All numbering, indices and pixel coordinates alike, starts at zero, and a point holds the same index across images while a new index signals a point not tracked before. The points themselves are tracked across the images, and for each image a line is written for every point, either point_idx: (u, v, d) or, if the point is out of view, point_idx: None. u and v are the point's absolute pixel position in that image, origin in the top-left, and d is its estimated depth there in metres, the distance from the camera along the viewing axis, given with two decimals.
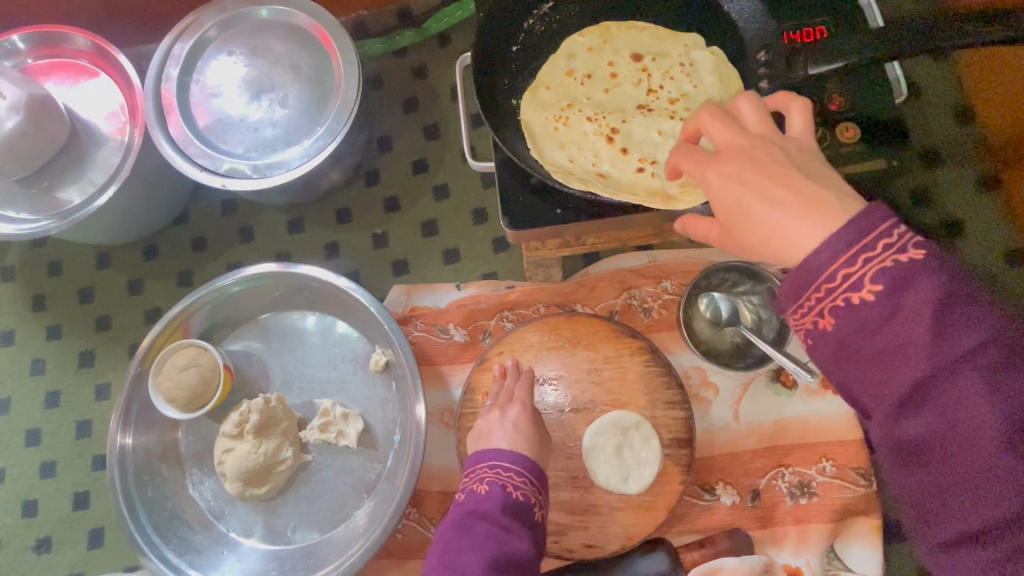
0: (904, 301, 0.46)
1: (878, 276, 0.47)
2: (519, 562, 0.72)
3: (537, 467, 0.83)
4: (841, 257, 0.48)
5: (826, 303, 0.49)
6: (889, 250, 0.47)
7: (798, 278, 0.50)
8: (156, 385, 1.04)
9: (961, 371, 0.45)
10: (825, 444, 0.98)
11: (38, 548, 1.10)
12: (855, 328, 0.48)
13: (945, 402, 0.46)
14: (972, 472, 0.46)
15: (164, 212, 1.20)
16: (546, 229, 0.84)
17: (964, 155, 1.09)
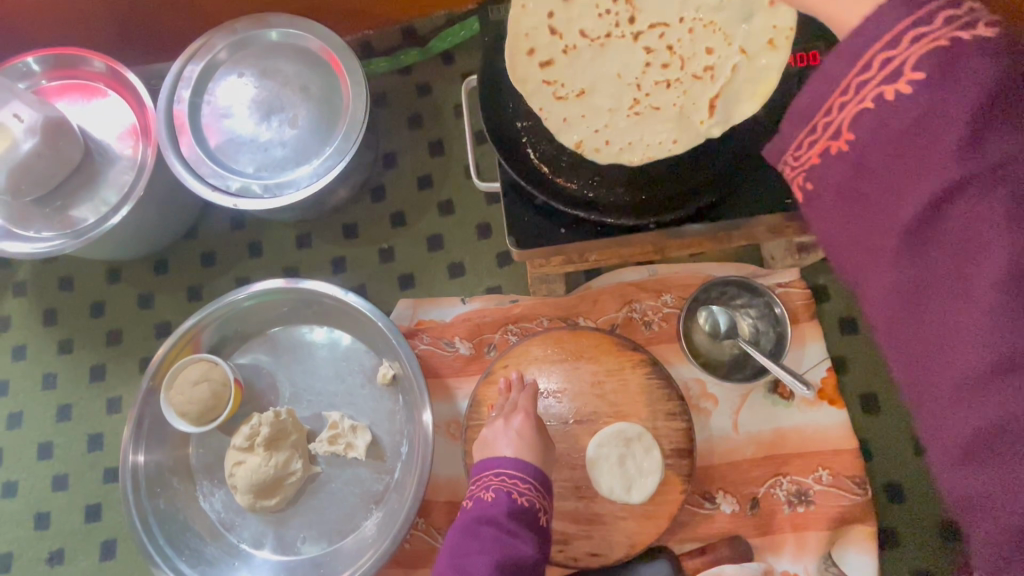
0: (931, 93, 0.41)
1: (914, 63, 0.41)
2: (525, 566, 0.76)
3: (542, 474, 0.84)
4: (877, 44, 0.42)
5: (846, 108, 0.45)
6: (944, 30, 0.40)
7: (821, 89, 0.46)
8: (168, 399, 1.06)
9: (987, 194, 0.39)
10: (821, 453, 1.01)
11: (51, 560, 1.12)
12: (876, 120, 0.44)
13: (960, 232, 0.40)
14: (981, 331, 0.40)
15: (174, 228, 1.22)
16: (550, 248, 0.87)
17: None
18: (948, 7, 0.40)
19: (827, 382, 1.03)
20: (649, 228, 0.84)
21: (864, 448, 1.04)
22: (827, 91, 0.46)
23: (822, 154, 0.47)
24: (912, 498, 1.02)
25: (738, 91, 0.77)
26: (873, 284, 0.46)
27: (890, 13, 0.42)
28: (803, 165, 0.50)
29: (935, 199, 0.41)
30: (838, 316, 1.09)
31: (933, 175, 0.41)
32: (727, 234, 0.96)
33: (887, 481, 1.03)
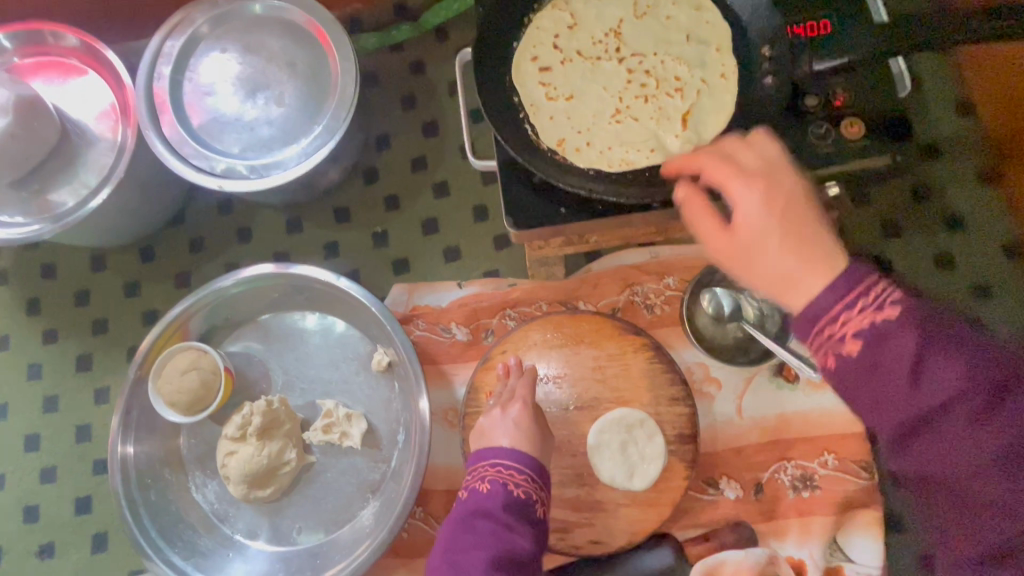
0: (885, 350, 0.49)
1: (856, 331, 0.50)
2: (523, 560, 0.73)
3: (540, 465, 0.82)
4: (840, 297, 0.51)
5: (820, 342, 0.52)
6: (878, 296, 0.50)
7: (805, 317, 0.53)
8: (156, 389, 1.03)
9: (957, 423, 0.47)
10: (826, 437, 0.99)
11: (41, 554, 1.09)
12: (847, 380, 0.51)
13: (944, 449, 0.48)
14: (962, 471, 0.48)
15: (160, 213, 1.18)
16: (549, 228, 0.82)
17: (965, 147, 1.08)
18: (873, 294, 0.50)
19: None
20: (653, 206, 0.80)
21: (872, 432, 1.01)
22: (808, 323, 0.53)
23: (828, 357, 0.52)
24: None
25: (705, 111, 0.83)
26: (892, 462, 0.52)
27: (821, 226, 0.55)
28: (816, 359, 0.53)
29: (907, 375, 0.48)
30: None
31: (901, 367, 0.48)
32: None
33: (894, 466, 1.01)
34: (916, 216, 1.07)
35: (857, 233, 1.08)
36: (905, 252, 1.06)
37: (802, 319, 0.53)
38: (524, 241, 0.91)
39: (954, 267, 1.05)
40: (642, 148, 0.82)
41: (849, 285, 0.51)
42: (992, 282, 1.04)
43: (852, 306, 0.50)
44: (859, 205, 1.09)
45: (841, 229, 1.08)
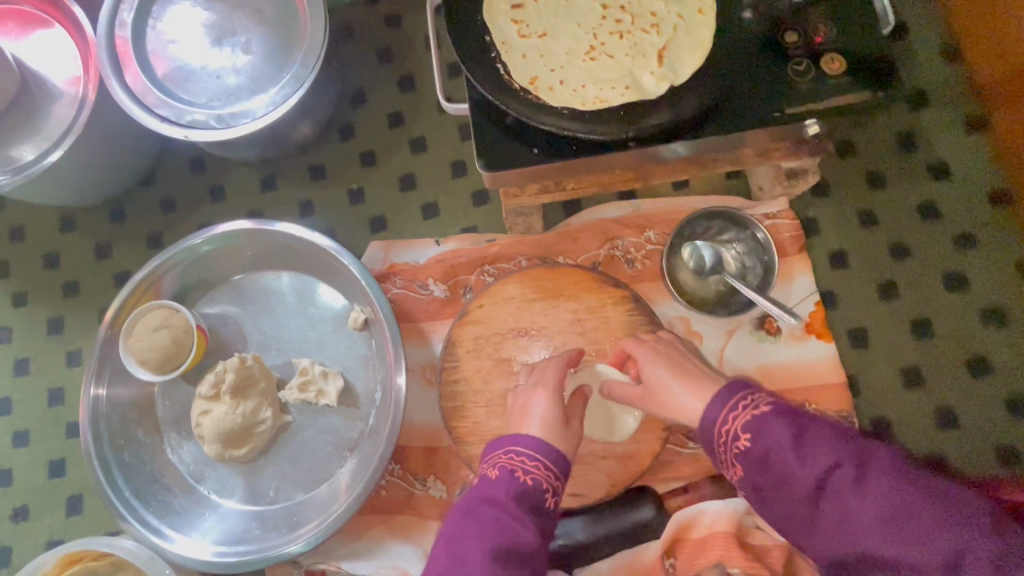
0: (770, 441, 0.67)
1: (746, 426, 0.69)
2: (526, 552, 0.67)
3: (559, 452, 0.76)
4: (725, 408, 0.72)
5: (728, 453, 0.71)
6: (751, 405, 0.71)
7: (704, 433, 0.74)
8: (127, 348, 1.01)
9: (841, 488, 0.62)
10: (807, 388, 0.98)
11: (15, 517, 1.08)
12: (755, 472, 0.69)
13: (840, 506, 0.62)
14: (858, 529, 0.60)
15: (129, 172, 1.15)
16: (523, 169, 0.80)
17: (951, 95, 1.06)
18: (754, 400, 0.71)
19: (814, 315, 1.00)
20: (629, 144, 0.78)
21: (853, 383, 1.00)
22: (710, 436, 0.73)
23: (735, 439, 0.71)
24: (900, 433, 0.98)
25: (681, 46, 0.81)
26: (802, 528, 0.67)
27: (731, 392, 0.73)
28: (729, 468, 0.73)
29: (784, 475, 0.66)
30: (828, 250, 1.04)
31: (791, 466, 0.65)
32: (712, 158, 0.90)
33: (876, 416, 0.99)
34: (903, 165, 1.05)
35: (841, 183, 1.06)
36: (890, 202, 1.04)
37: (704, 431, 0.74)
38: (499, 188, 0.89)
39: (940, 216, 1.03)
40: (616, 86, 0.80)
41: (732, 394, 0.73)
42: (979, 230, 1.02)
43: (731, 402, 0.72)
44: (843, 155, 1.06)
45: (825, 180, 1.06)
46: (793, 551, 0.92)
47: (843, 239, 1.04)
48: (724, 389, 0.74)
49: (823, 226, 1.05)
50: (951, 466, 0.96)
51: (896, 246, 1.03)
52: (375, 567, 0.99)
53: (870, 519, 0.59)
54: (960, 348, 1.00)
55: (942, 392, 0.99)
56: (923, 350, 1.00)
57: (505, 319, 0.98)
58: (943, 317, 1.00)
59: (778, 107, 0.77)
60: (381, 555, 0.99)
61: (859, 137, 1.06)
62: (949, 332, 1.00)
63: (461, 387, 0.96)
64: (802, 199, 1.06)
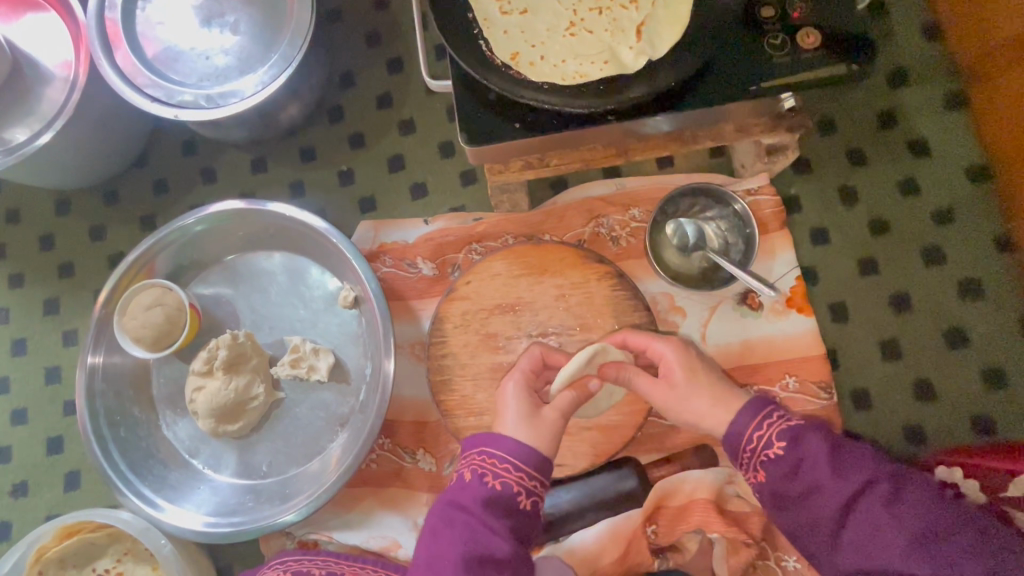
0: (806, 453, 0.70)
1: (781, 435, 0.71)
2: (499, 561, 0.68)
3: (534, 453, 0.72)
4: (753, 419, 0.73)
5: (754, 458, 0.72)
6: (785, 419, 0.73)
7: (730, 443, 0.75)
8: (121, 326, 1.03)
9: (874, 505, 0.66)
10: (788, 361, 1.00)
11: (15, 493, 1.10)
12: (780, 483, 0.71)
13: (870, 522, 0.66)
14: (885, 545, 0.64)
15: (122, 154, 1.16)
16: (506, 144, 0.81)
17: (931, 72, 1.08)
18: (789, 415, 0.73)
19: (795, 290, 1.02)
20: (608, 118, 0.80)
21: (832, 356, 1.03)
22: (735, 446, 0.75)
23: (764, 450, 0.72)
24: (878, 404, 1.01)
25: (659, 21, 0.82)
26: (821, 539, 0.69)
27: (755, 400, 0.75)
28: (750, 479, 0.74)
29: (815, 486, 0.69)
30: (809, 226, 1.06)
31: (824, 478, 0.68)
32: (693, 133, 0.92)
33: (855, 387, 1.02)
34: (883, 142, 1.07)
35: (822, 160, 1.08)
36: (870, 179, 1.06)
37: (729, 440, 0.75)
38: (484, 164, 0.91)
39: (918, 193, 1.05)
40: (595, 62, 0.82)
41: (757, 407, 0.74)
42: (956, 205, 1.04)
43: (766, 411, 0.74)
44: (824, 132, 1.08)
45: (807, 157, 1.08)
46: (771, 518, 0.94)
47: (823, 216, 1.06)
48: (749, 400, 0.75)
49: (805, 203, 1.07)
50: (926, 435, 0.99)
51: (875, 222, 1.05)
52: (366, 537, 1.01)
53: (894, 535, 0.64)
54: (938, 319, 1.02)
55: (920, 363, 1.01)
56: (902, 323, 1.02)
57: (491, 294, 1.00)
58: (921, 291, 1.03)
59: (753, 80, 0.79)
60: (371, 525, 1.02)
61: (840, 115, 1.08)
62: (927, 305, 1.02)
63: (449, 361, 0.98)
64: (783, 177, 1.08)
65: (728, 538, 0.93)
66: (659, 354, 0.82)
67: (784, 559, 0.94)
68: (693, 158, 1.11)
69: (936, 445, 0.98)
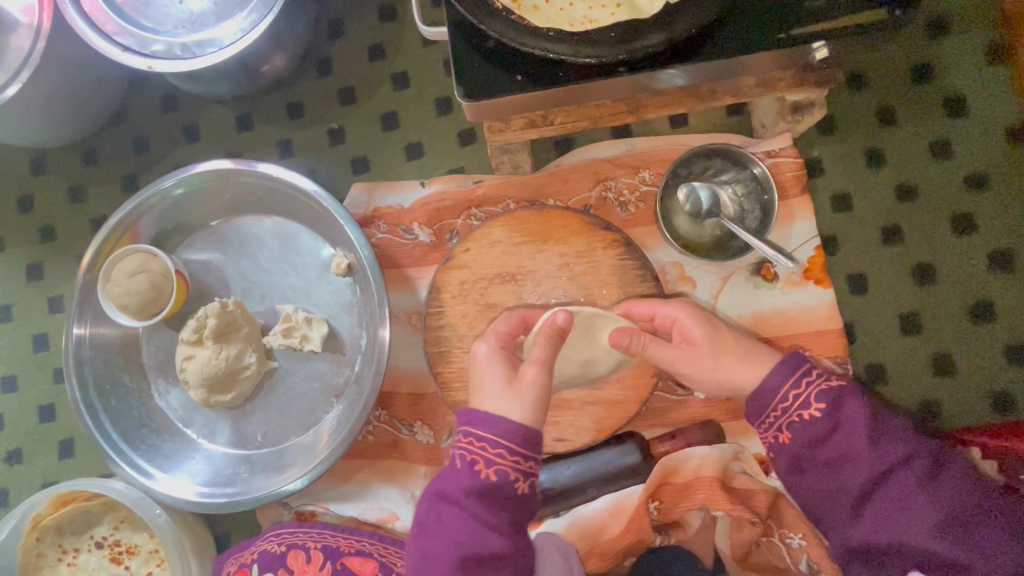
0: (843, 419, 0.66)
1: (819, 397, 0.67)
2: (496, 554, 0.66)
3: (521, 428, 0.67)
4: (792, 376, 0.68)
5: (784, 419, 0.68)
6: (821, 377, 0.68)
7: (759, 400, 0.70)
8: (105, 293, 0.98)
9: (909, 480, 0.63)
10: (803, 335, 0.95)
11: (9, 460, 1.09)
12: (808, 446, 0.67)
13: (903, 498, 0.63)
14: (916, 521, 0.62)
15: (98, 109, 1.09)
16: (507, 101, 0.76)
17: (975, 22, 0.98)
18: (826, 378, 0.68)
19: (814, 261, 0.96)
20: (619, 70, 0.74)
21: (850, 330, 0.97)
22: (764, 403, 0.70)
23: (795, 410, 0.68)
24: (894, 380, 0.96)
25: None
26: (839, 508, 0.66)
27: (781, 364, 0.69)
28: (770, 440, 0.70)
29: (848, 453, 0.65)
30: (832, 192, 0.99)
31: (860, 449, 0.64)
32: (710, 88, 0.85)
33: (872, 362, 0.97)
34: (917, 99, 0.98)
35: (849, 120, 0.99)
36: (899, 142, 0.98)
37: (759, 399, 0.70)
38: (483, 121, 0.84)
39: (951, 156, 0.98)
40: (607, 5, 0.72)
41: (797, 365, 0.69)
42: (990, 170, 0.97)
43: (803, 370, 0.69)
44: (853, 87, 0.99)
45: (833, 116, 1.00)
46: (777, 495, 0.92)
47: (847, 180, 0.99)
48: (786, 359, 0.70)
49: (828, 166, 0.99)
50: (943, 412, 0.95)
51: (903, 188, 0.98)
52: (363, 509, 1.00)
53: (930, 514, 0.61)
54: (964, 293, 0.96)
55: (941, 338, 0.96)
56: (925, 296, 0.97)
57: (491, 263, 0.95)
58: (948, 262, 0.97)
59: (782, 28, 0.72)
60: (368, 497, 1.00)
61: (872, 70, 0.99)
62: (953, 276, 0.96)
63: (446, 332, 0.94)
64: (806, 137, 1.00)
65: (733, 515, 0.90)
66: (671, 317, 0.82)
67: (789, 537, 0.91)
68: (709, 116, 1.04)
69: (953, 422, 0.94)
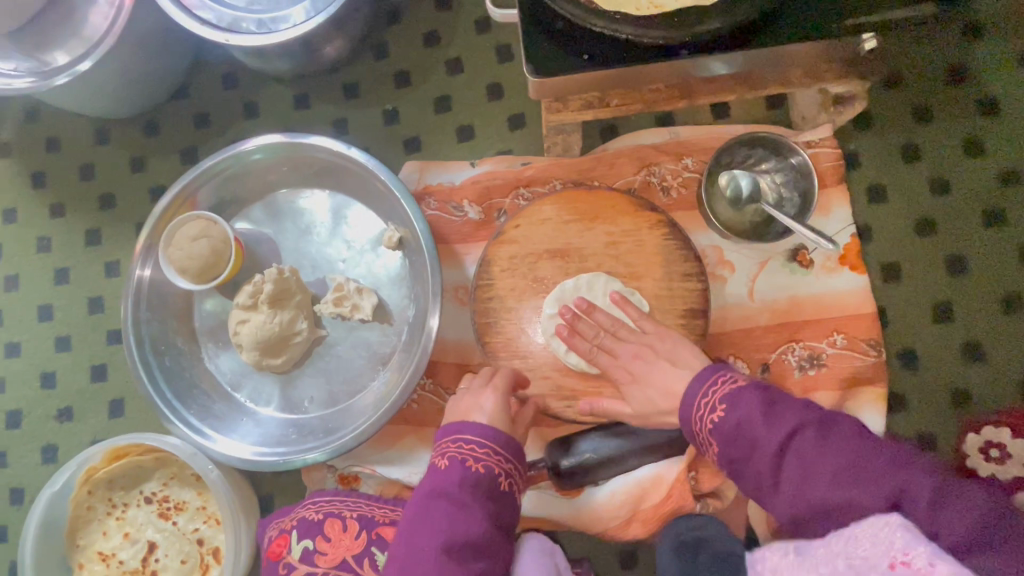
0: (741, 411, 0.71)
1: (722, 398, 0.74)
2: (478, 541, 0.76)
3: (511, 440, 0.85)
4: (701, 388, 0.76)
5: (705, 428, 0.74)
6: (725, 382, 0.75)
7: (683, 418, 0.78)
8: (167, 255, 1.02)
9: (804, 447, 0.66)
10: (837, 319, 0.99)
11: (60, 418, 1.12)
12: (728, 445, 0.72)
13: (802, 464, 0.65)
14: (822, 480, 0.63)
15: (163, 84, 1.14)
16: (573, 79, 0.80)
17: (1007, 27, 1.04)
18: (724, 379, 0.75)
19: (849, 248, 1.00)
20: (681, 53, 0.78)
21: (882, 315, 1.01)
22: (689, 420, 0.77)
23: (711, 418, 0.74)
24: (925, 365, 1.00)
25: None
26: (772, 493, 0.68)
27: (702, 376, 0.77)
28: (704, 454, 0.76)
29: (750, 439, 0.69)
30: (866, 184, 1.04)
31: (759, 430, 0.69)
32: (760, 77, 0.89)
33: (903, 347, 1.00)
34: (951, 98, 1.03)
35: (886, 116, 1.04)
36: (933, 138, 1.03)
37: (684, 422, 0.78)
38: (544, 100, 0.88)
39: (982, 153, 1.02)
40: None
41: (704, 378, 0.77)
42: (1020, 167, 1.01)
43: (709, 377, 0.77)
44: (890, 85, 1.04)
45: (870, 111, 1.04)
46: None
47: (882, 173, 1.03)
48: (700, 373, 0.78)
49: (864, 159, 1.04)
50: (972, 397, 0.98)
51: (935, 182, 1.02)
52: (408, 472, 1.03)
53: (828, 471, 0.63)
54: (994, 283, 1.00)
55: (970, 326, 1.00)
56: (956, 285, 1.01)
57: (541, 239, 0.99)
58: (978, 254, 1.01)
59: (837, 18, 0.77)
60: (411, 462, 1.03)
61: (909, 69, 1.04)
62: (983, 267, 1.00)
63: (495, 304, 0.98)
64: (844, 131, 1.05)
65: None
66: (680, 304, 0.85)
67: None
68: (750, 109, 1.09)
69: (981, 407, 0.98)
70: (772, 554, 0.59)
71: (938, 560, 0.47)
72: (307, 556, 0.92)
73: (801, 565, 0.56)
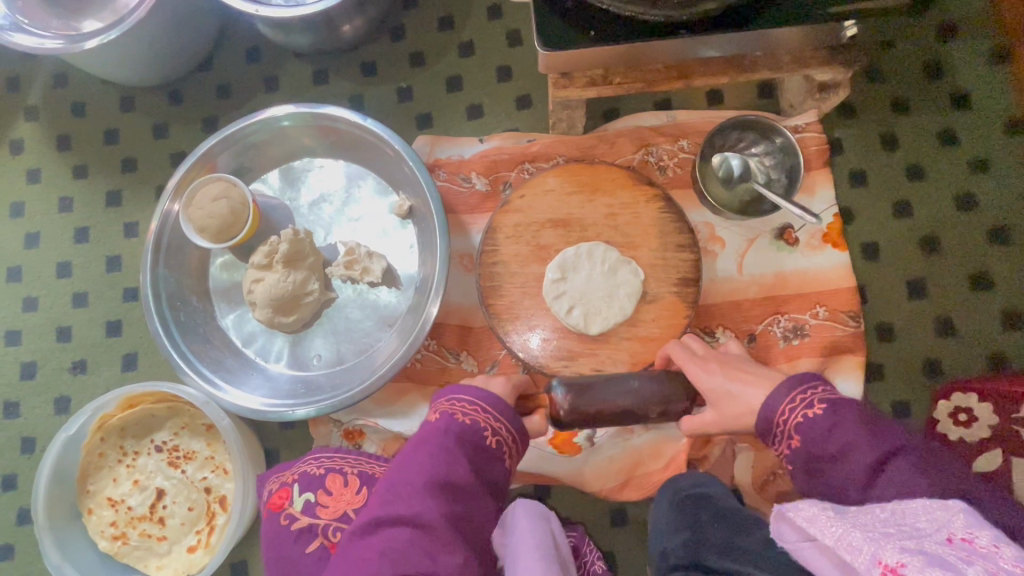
0: (841, 418, 0.71)
1: (820, 399, 0.74)
2: (462, 483, 0.74)
3: (500, 401, 0.85)
4: (793, 385, 0.77)
5: (790, 424, 0.75)
6: (824, 389, 0.75)
7: (763, 420, 0.78)
8: (187, 215, 1.07)
9: (904, 468, 0.65)
10: (819, 293, 1.05)
11: (74, 370, 1.16)
12: (816, 445, 0.72)
13: (898, 482, 0.64)
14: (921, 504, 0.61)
15: (189, 56, 1.20)
16: (577, 54, 0.86)
17: (980, 29, 1.12)
18: (825, 386, 0.76)
19: (833, 226, 1.07)
20: (678, 32, 0.85)
21: (862, 291, 1.08)
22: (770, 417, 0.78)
23: (801, 417, 0.74)
24: (900, 337, 1.06)
25: None
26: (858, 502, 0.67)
27: (788, 384, 0.77)
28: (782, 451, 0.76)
29: (846, 445, 0.69)
30: (849, 169, 1.11)
31: (857, 439, 0.69)
32: (751, 61, 0.96)
33: (881, 321, 1.07)
34: (929, 92, 1.11)
35: (868, 107, 1.12)
36: (911, 128, 1.11)
37: (763, 415, 0.78)
38: (551, 75, 0.94)
39: (956, 143, 1.10)
40: None
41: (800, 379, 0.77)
42: (990, 156, 1.09)
43: (805, 377, 0.77)
44: (872, 79, 1.12)
45: (853, 102, 1.12)
46: None
47: (864, 159, 1.11)
48: (791, 376, 0.78)
49: (848, 146, 1.11)
50: (943, 366, 1.05)
51: (912, 168, 1.10)
52: (410, 426, 1.07)
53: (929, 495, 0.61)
54: (966, 262, 1.07)
55: (943, 302, 1.07)
56: (931, 264, 1.08)
57: (544, 209, 1.05)
58: (951, 236, 1.08)
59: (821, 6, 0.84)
60: (414, 417, 1.08)
61: (890, 65, 1.12)
62: (956, 248, 1.08)
63: (499, 269, 1.03)
64: (828, 120, 1.12)
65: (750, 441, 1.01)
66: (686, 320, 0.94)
67: None
68: (742, 97, 1.16)
69: (952, 375, 1.05)
70: (805, 507, 0.61)
71: (1004, 543, 0.48)
72: (309, 507, 0.95)
73: (841, 521, 0.57)
